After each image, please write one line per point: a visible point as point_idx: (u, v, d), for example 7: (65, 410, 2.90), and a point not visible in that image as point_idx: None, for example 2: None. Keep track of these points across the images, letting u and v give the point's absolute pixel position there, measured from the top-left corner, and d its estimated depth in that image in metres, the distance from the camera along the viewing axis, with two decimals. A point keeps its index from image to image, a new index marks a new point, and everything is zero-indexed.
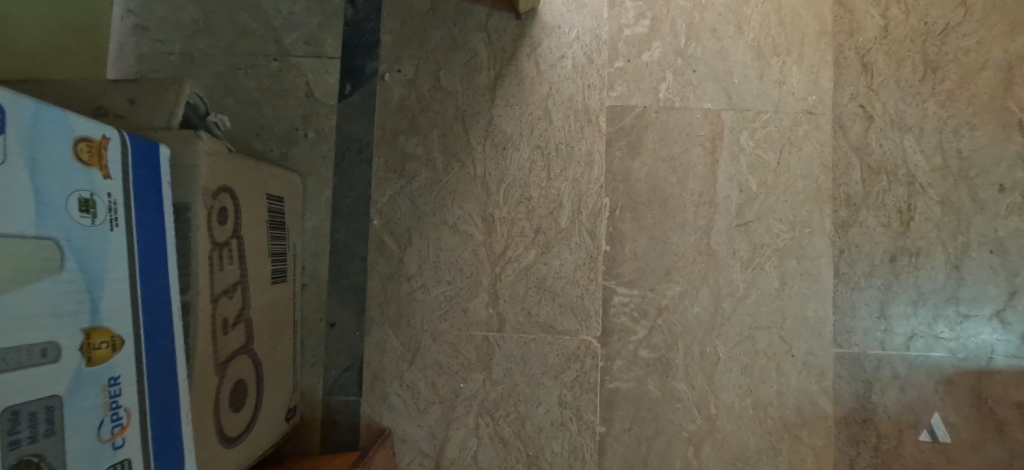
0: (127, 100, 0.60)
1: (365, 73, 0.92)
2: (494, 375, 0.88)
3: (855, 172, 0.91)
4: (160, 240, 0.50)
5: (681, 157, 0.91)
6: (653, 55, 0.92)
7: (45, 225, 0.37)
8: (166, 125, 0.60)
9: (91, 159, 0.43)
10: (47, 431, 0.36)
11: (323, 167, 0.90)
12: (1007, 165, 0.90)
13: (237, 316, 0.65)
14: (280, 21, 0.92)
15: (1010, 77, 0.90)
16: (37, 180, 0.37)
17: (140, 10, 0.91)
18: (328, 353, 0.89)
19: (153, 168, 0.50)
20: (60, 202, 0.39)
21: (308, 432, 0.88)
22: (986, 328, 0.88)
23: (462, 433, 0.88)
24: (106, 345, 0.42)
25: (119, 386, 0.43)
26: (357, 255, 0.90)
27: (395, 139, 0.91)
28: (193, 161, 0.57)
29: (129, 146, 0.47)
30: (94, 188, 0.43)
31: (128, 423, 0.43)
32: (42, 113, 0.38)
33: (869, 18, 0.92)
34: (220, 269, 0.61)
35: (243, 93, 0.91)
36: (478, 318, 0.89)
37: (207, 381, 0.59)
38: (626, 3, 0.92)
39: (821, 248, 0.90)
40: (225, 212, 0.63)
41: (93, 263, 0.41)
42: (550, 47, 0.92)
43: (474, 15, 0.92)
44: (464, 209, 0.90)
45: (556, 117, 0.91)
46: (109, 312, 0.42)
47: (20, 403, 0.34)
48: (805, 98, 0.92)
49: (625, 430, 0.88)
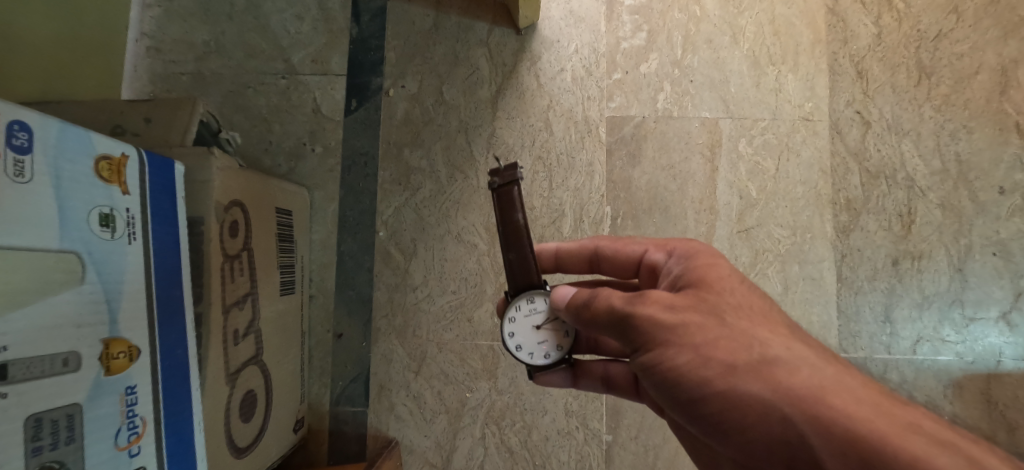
0: (143, 120, 0.63)
1: (370, 89, 0.95)
2: (500, 383, 0.89)
3: (854, 177, 0.92)
4: (174, 253, 0.52)
5: (680, 165, 0.92)
6: (650, 66, 0.94)
7: (68, 239, 0.39)
8: (180, 142, 0.62)
9: (111, 176, 0.44)
10: (67, 438, 0.37)
11: (330, 180, 0.93)
12: (1005, 168, 0.90)
13: (247, 327, 0.67)
14: (288, 40, 0.95)
15: (1005, 81, 0.92)
16: (61, 196, 0.39)
17: (154, 32, 0.95)
18: (335, 364, 0.90)
19: (167, 184, 0.52)
20: (82, 217, 0.41)
21: (316, 443, 0.88)
22: (992, 330, 0.88)
23: (469, 442, 0.88)
24: (123, 355, 0.43)
25: (136, 395, 0.44)
26: (364, 267, 0.91)
27: (399, 152, 0.93)
28: (206, 177, 0.59)
29: (147, 163, 0.49)
30: (114, 204, 0.44)
31: (143, 431, 0.44)
32: (65, 133, 0.40)
33: (862, 26, 0.94)
34: (231, 281, 0.63)
35: (252, 110, 0.93)
36: (483, 327, 0.90)
37: (218, 391, 0.60)
38: (623, 17, 0.95)
39: (823, 252, 0.90)
40: (236, 224, 0.65)
41: (112, 275, 0.43)
42: (550, 61, 0.94)
43: (475, 31, 0.95)
44: (468, 220, 0.92)
45: (557, 129, 0.93)
46: (126, 323, 0.44)
47: (43, 410, 0.35)
48: (801, 105, 0.93)
49: (632, 439, 0.88)
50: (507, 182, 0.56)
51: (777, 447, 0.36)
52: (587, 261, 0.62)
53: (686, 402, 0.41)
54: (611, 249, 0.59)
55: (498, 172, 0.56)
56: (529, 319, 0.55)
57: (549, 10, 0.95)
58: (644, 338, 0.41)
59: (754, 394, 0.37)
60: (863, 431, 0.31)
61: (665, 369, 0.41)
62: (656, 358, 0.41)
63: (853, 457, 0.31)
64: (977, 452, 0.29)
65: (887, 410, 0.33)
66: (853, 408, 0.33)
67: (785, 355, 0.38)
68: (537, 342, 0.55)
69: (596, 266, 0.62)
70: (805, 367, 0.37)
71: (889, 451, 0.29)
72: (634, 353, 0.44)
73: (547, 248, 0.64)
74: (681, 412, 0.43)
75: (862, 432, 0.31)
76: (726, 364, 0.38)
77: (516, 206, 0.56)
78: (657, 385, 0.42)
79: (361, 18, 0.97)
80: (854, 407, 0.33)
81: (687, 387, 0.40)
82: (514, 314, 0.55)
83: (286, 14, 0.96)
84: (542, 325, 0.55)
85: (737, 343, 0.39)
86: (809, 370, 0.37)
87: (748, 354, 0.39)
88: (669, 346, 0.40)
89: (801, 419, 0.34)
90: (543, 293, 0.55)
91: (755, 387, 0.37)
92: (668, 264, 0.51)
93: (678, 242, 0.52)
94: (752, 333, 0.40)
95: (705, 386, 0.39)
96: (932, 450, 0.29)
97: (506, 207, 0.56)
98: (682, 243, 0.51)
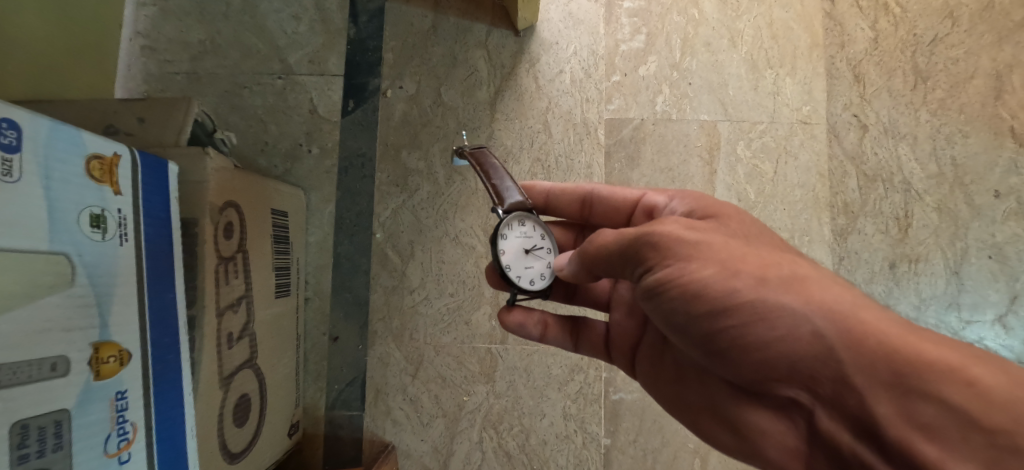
0: (137, 119, 0.62)
1: (367, 90, 0.94)
2: (497, 387, 0.88)
3: (852, 180, 0.92)
4: (167, 255, 0.51)
5: (679, 167, 0.92)
6: (649, 69, 0.94)
7: (57, 241, 0.38)
8: (174, 142, 0.61)
9: (102, 176, 0.43)
10: (55, 445, 0.36)
11: (326, 182, 0.92)
12: (1001, 172, 0.91)
13: (242, 330, 0.65)
14: (284, 40, 0.94)
15: (999, 86, 0.92)
16: (51, 197, 0.38)
17: (148, 32, 0.94)
18: (331, 368, 0.89)
19: (160, 185, 0.51)
20: (72, 217, 0.40)
21: (311, 447, 0.87)
22: (989, 333, 0.87)
23: (466, 447, 0.87)
24: (114, 359, 0.42)
25: (126, 400, 0.43)
26: (360, 269, 0.90)
27: (397, 154, 0.92)
28: (201, 177, 0.58)
29: (139, 163, 0.48)
30: (105, 205, 0.43)
31: (134, 437, 0.43)
32: (55, 132, 0.39)
33: (859, 30, 0.95)
34: (225, 283, 0.62)
35: (248, 110, 0.92)
36: (481, 330, 0.89)
37: (211, 395, 0.59)
38: (622, 19, 0.96)
39: (821, 255, 0.90)
40: (231, 226, 0.64)
41: (103, 278, 0.42)
42: (549, 63, 0.94)
43: (474, 32, 0.95)
44: (466, 222, 0.91)
45: (556, 130, 0.93)
46: (117, 326, 0.43)
47: (30, 417, 0.34)
48: (799, 108, 0.94)
49: (630, 442, 0.87)
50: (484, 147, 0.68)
51: (799, 360, 0.37)
52: (579, 200, 0.66)
53: (702, 319, 0.41)
54: (607, 191, 0.64)
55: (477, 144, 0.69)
56: (517, 240, 0.60)
57: (548, 12, 0.95)
58: (666, 255, 0.41)
59: (782, 306, 0.37)
60: (899, 343, 0.32)
61: (686, 285, 0.40)
62: (679, 274, 0.40)
63: (885, 368, 0.32)
64: (1003, 365, 0.31)
65: (918, 327, 0.35)
66: (888, 324, 0.34)
67: (813, 275, 0.39)
68: (523, 265, 0.59)
69: (587, 208, 0.66)
70: (835, 285, 0.38)
71: (927, 360, 0.31)
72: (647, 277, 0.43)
73: (541, 186, 0.68)
74: (691, 332, 0.43)
75: (899, 346, 0.32)
76: (757, 279, 0.38)
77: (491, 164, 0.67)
78: (670, 304, 0.42)
79: (358, 19, 0.96)
80: (887, 323, 0.34)
81: (709, 302, 0.39)
82: (507, 232, 0.60)
83: (283, 14, 0.95)
84: (529, 248, 0.60)
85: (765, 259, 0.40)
86: (839, 289, 0.38)
87: (779, 271, 0.39)
88: (694, 261, 0.40)
89: (836, 333, 0.35)
90: (531, 219, 0.62)
91: (787, 299, 0.37)
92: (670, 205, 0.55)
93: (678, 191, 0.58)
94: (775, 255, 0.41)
95: (731, 300, 0.38)
96: (966, 360, 0.31)
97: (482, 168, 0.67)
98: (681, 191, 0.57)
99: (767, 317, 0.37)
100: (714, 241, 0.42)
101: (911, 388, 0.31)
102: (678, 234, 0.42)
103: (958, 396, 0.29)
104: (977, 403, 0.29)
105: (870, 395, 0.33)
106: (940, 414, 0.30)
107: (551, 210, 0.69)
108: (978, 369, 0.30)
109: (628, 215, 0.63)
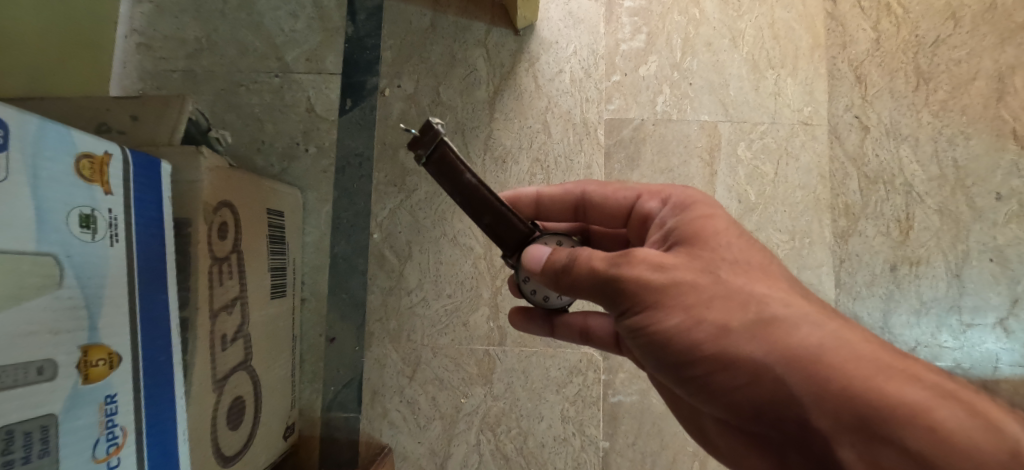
0: (129, 117, 0.61)
1: (365, 89, 0.93)
2: (495, 389, 0.87)
3: (852, 182, 0.91)
4: (159, 255, 0.50)
5: (679, 168, 0.91)
6: (650, 69, 0.94)
7: (45, 242, 0.37)
8: (168, 140, 0.60)
9: (93, 176, 0.43)
10: (41, 451, 0.35)
11: (323, 181, 0.91)
12: (1003, 173, 0.90)
13: (236, 332, 0.65)
14: (282, 38, 0.94)
15: (1002, 87, 0.92)
16: (39, 196, 0.37)
17: (144, 29, 0.93)
18: (327, 369, 0.88)
19: (153, 184, 0.50)
20: (61, 218, 0.39)
21: (307, 449, 0.86)
22: (990, 336, 0.87)
23: (463, 449, 0.86)
24: (103, 363, 0.41)
25: (116, 404, 0.42)
26: (357, 269, 0.90)
27: (395, 153, 0.92)
28: (195, 177, 0.57)
29: (131, 162, 0.47)
30: (95, 205, 0.42)
31: (123, 442, 0.42)
32: (44, 130, 0.38)
33: (861, 31, 0.94)
34: (220, 284, 0.61)
35: (244, 109, 0.91)
36: (479, 332, 0.88)
37: (204, 397, 0.58)
38: (623, 19, 0.95)
39: (821, 257, 0.90)
40: (226, 226, 0.63)
41: (92, 279, 0.41)
42: (549, 62, 0.93)
43: (473, 31, 0.94)
44: (465, 222, 0.90)
45: (555, 131, 0.92)
46: (106, 329, 0.42)
47: (16, 422, 0.33)
48: (800, 109, 0.93)
49: (629, 445, 0.86)
50: (435, 146, 0.48)
51: (767, 407, 0.36)
52: (573, 206, 0.62)
53: (674, 365, 0.40)
54: (600, 194, 0.60)
55: (416, 141, 0.48)
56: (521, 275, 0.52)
57: (548, 11, 0.95)
58: (635, 299, 0.40)
59: (745, 353, 0.36)
60: (862, 386, 0.31)
61: (654, 332, 0.40)
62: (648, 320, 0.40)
63: (848, 415, 0.31)
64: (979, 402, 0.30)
65: (895, 364, 0.33)
66: (856, 365, 0.32)
67: (785, 314, 0.37)
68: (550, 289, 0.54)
69: (581, 213, 0.63)
70: (808, 324, 0.36)
71: (889, 407, 0.30)
72: (621, 318, 0.42)
73: (529, 193, 0.65)
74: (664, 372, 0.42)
75: (866, 392, 0.31)
76: (720, 327, 0.38)
77: (461, 166, 0.49)
78: (643, 346, 0.41)
79: (356, 17, 0.95)
80: (855, 364, 0.32)
81: (678, 349, 0.39)
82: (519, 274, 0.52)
83: (281, 11, 0.94)
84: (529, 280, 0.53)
85: (737, 300, 0.39)
86: (811, 326, 0.36)
87: (744, 315, 0.38)
88: (660, 307, 0.39)
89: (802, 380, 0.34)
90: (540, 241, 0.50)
91: (751, 347, 0.36)
92: (662, 213, 0.52)
93: (672, 190, 0.53)
94: (753, 290, 0.40)
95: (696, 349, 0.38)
96: (935, 401, 0.29)
97: (448, 172, 0.49)
98: (675, 190, 0.52)
99: (734, 363, 0.36)
100: (683, 280, 0.40)
101: (873, 433, 0.30)
102: (645, 277, 0.40)
103: (917, 440, 0.28)
104: (936, 451, 0.27)
105: (835, 441, 0.31)
106: (903, 461, 0.28)
107: (542, 218, 0.65)
108: (945, 413, 0.28)
109: (624, 220, 0.60)
